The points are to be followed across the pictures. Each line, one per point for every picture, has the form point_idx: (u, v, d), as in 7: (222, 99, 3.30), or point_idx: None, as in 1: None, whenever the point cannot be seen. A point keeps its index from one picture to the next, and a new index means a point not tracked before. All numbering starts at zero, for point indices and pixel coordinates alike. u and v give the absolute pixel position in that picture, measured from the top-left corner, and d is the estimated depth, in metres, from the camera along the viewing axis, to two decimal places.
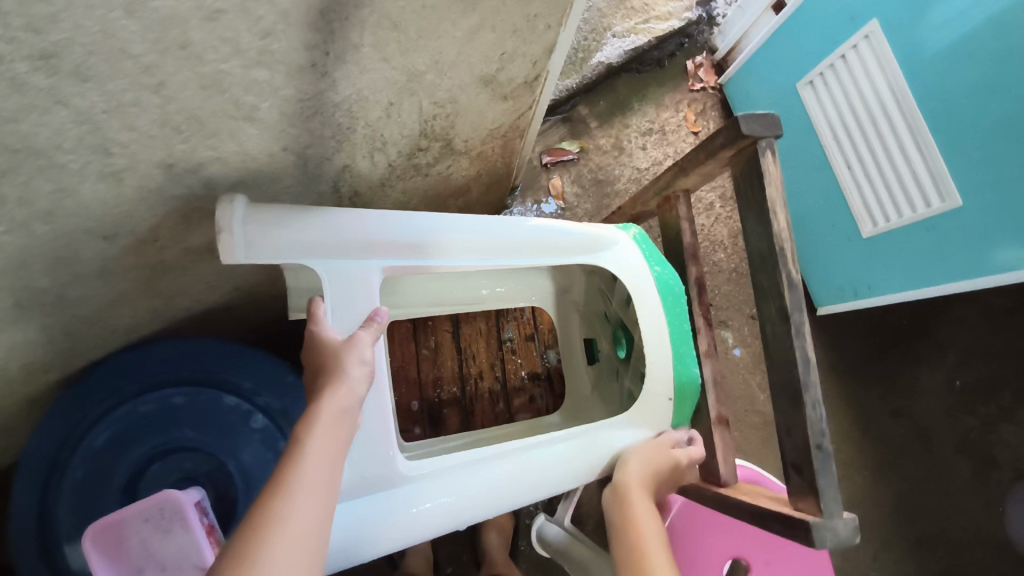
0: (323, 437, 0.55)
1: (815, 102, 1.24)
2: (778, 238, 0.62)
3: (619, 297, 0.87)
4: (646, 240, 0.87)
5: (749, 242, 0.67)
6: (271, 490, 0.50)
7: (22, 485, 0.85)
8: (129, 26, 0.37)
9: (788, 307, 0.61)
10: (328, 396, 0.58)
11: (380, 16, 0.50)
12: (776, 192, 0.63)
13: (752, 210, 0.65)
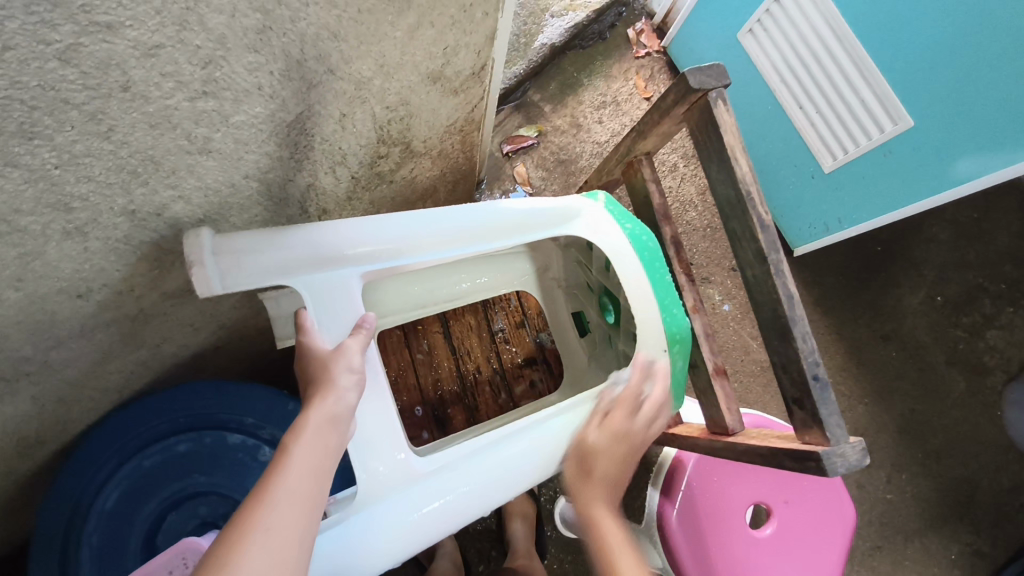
0: (309, 444, 0.55)
1: (757, 49, 1.26)
2: (743, 183, 0.63)
3: (599, 264, 0.88)
4: (614, 202, 0.88)
5: (716, 192, 0.68)
6: (255, 493, 0.50)
7: (37, 565, 0.82)
8: (70, 75, 0.36)
9: (764, 248, 0.62)
10: (316, 404, 0.58)
11: (318, 28, 0.49)
12: (735, 139, 0.64)
13: (715, 161, 0.66)
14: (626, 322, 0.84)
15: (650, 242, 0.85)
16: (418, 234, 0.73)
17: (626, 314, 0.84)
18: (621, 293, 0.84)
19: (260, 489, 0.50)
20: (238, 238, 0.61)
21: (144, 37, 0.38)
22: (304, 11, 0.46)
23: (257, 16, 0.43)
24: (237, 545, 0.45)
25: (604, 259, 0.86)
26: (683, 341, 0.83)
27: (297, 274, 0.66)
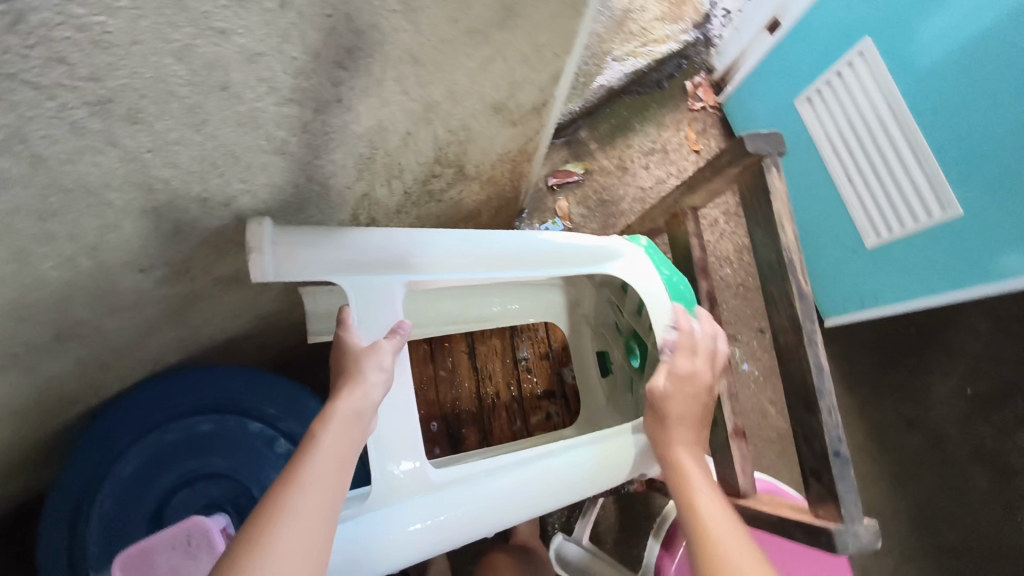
0: (335, 434, 0.58)
1: (813, 118, 1.28)
2: (787, 250, 0.64)
3: (632, 308, 0.88)
4: (656, 249, 0.89)
5: (757, 255, 0.69)
6: (281, 484, 0.54)
7: (53, 516, 0.86)
8: (179, 71, 0.40)
9: (799, 317, 0.63)
10: (343, 396, 0.61)
11: (401, 52, 0.52)
12: (783, 206, 0.65)
13: (760, 225, 0.67)
14: (651, 369, 0.85)
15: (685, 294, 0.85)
16: (464, 253, 0.75)
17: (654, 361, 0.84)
18: (651, 340, 0.84)
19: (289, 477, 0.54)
20: (298, 234, 0.64)
21: (251, 45, 0.41)
22: (393, 37, 0.49)
23: (351, 36, 0.46)
24: (263, 535, 0.49)
25: (638, 302, 0.86)
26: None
27: (344, 275, 0.68)
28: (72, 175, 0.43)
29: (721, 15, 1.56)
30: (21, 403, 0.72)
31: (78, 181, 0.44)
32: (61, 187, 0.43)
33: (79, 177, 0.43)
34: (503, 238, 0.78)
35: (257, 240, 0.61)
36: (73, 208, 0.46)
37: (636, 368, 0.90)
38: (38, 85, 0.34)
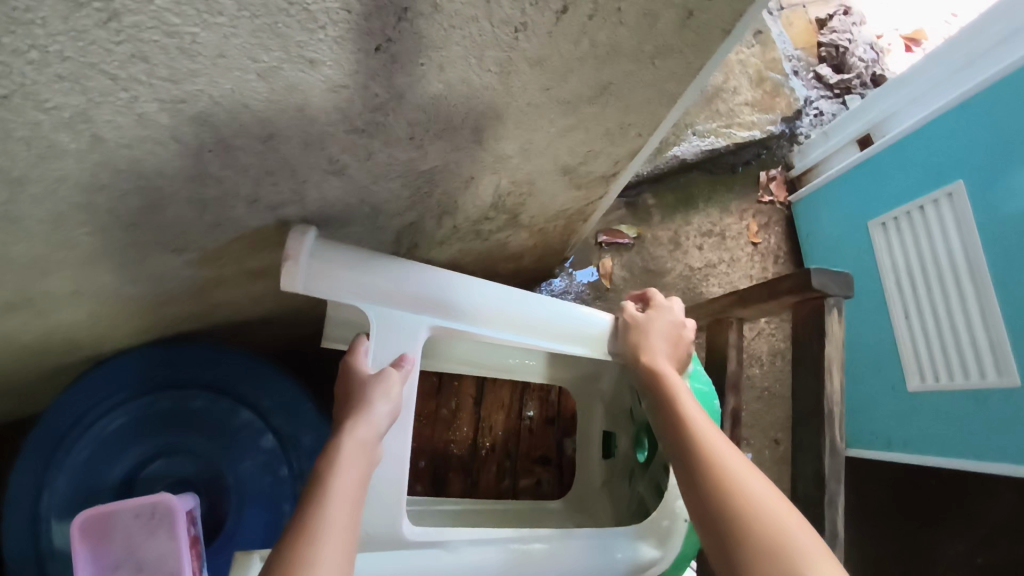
0: (346, 470, 0.55)
1: (884, 245, 1.23)
2: (828, 399, 0.60)
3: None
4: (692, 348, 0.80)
5: (795, 394, 0.65)
6: (294, 537, 0.50)
7: (28, 454, 0.84)
8: (259, 88, 0.38)
9: (824, 474, 0.59)
10: (348, 429, 0.57)
11: (484, 108, 0.51)
12: (835, 352, 0.61)
13: (804, 362, 0.63)
14: (655, 469, 0.78)
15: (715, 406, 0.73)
16: (500, 309, 0.71)
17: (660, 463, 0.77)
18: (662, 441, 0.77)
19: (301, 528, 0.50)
20: (340, 252, 0.62)
21: (336, 77, 0.40)
22: (481, 93, 0.48)
23: (439, 85, 0.45)
24: None
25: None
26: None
27: (372, 303, 0.65)
28: (128, 158, 0.42)
29: (810, 115, 1.56)
30: (28, 338, 0.72)
31: (133, 164, 0.43)
32: (114, 166, 0.42)
33: (134, 161, 0.42)
34: (543, 304, 0.75)
35: (296, 248, 0.59)
36: (120, 185, 0.45)
37: (640, 462, 0.83)
38: (113, 76, 0.33)
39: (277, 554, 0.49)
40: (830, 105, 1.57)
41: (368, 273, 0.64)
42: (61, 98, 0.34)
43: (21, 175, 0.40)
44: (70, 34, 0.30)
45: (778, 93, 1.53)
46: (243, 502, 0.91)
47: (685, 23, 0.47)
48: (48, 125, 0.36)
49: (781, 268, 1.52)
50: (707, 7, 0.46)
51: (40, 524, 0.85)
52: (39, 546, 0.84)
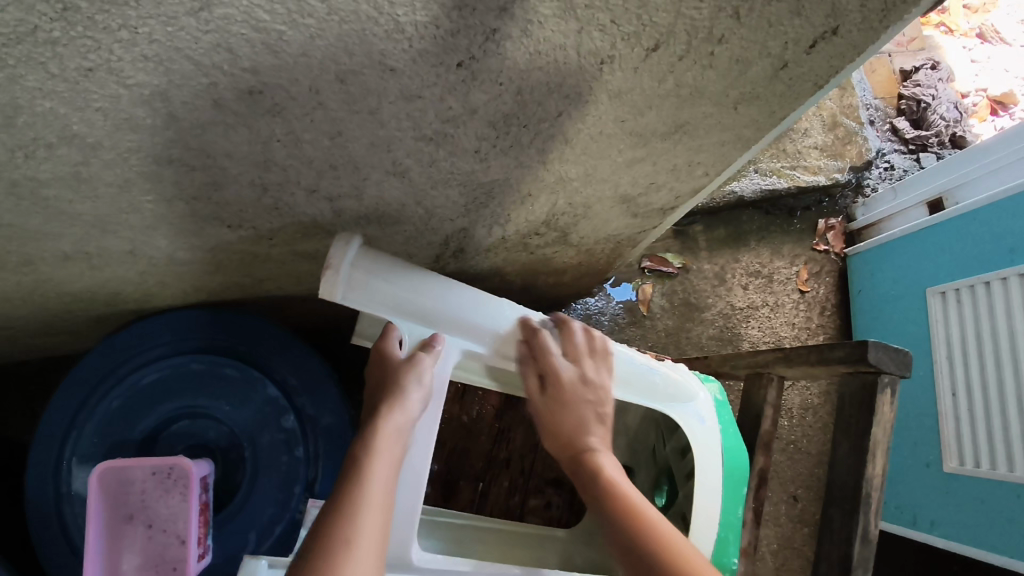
0: (382, 457, 0.56)
1: (940, 314, 1.18)
2: (868, 483, 0.57)
3: (677, 448, 0.78)
4: (725, 401, 0.74)
5: (831, 469, 0.62)
6: (335, 517, 0.52)
7: (60, 398, 0.87)
8: (335, 89, 0.38)
9: (853, 559, 0.56)
10: (384, 415, 0.59)
11: (555, 132, 0.50)
12: (882, 434, 0.57)
13: (847, 438, 0.60)
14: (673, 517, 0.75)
15: (745, 465, 0.69)
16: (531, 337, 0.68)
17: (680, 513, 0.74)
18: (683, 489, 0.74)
19: (342, 510, 0.52)
20: (381, 263, 0.61)
21: (414, 87, 0.39)
22: (553, 117, 0.47)
23: (513, 105, 0.44)
24: None
25: (683, 443, 0.76)
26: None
27: (405, 317, 0.63)
28: (199, 139, 0.42)
29: (881, 167, 1.51)
30: (78, 286, 0.74)
31: (203, 145, 0.43)
32: (185, 144, 0.43)
33: (206, 142, 0.43)
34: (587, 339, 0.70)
35: (338, 258, 0.59)
36: (187, 163, 0.46)
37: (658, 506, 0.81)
38: (195, 61, 0.33)
39: (314, 530, 0.52)
40: (903, 160, 1.51)
41: (404, 287, 0.62)
42: (143, 76, 0.34)
43: (95, 142, 0.41)
44: (160, 17, 0.30)
45: (850, 141, 1.49)
46: (257, 475, 0.92)
47: (778, 73, 0.45)
48: (127, 100, 0.36)
49: (826, 320, 1.47)
50: (804, 60, 0.43)
51: (64, 463, 0.88)
52: (57, 489, 0.87)
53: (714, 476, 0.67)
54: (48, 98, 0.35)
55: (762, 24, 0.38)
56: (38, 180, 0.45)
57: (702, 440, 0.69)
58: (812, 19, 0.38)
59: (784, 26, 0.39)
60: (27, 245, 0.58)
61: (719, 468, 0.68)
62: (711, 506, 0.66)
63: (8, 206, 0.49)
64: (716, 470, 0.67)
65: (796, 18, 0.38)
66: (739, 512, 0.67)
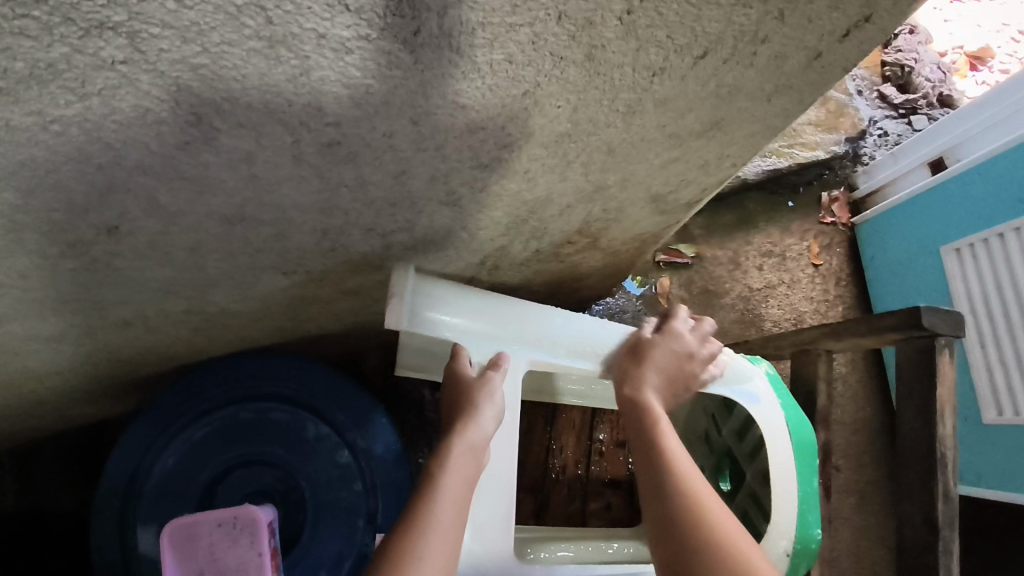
0: (453, 472, 0.57)
1: (957, 270, 1.20)
2: (941, 443, 0.59)
3: (734, 430, 0.79)
4: (778, 378, 0.75)
5: (899, 434, 0.63)
6: (406, 528, 0.52)
7: (116, 461, 0.88)
8: (407, 130, 0.40)
9: (938, 519, 0.57)
10: (456, 432, 0.59)
11: (601, 144, 0.52)
12: (947, 394, 0.59)
13: (911, 402, 0.62)
14: (742, 498, 0.77)
15: (809, 435, 0.71)
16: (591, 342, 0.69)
17: (749, 493, 0.75)
18: (749, 469, 0.76)
19: (414, 520, 0.52)
20: (438, 288, 0.64)
21: (480, 119, 0.41)
22: (601, 130, 0.49)
23: (566, 123, 0.46)
24: None
25: (742, 423, 0.77)
26: (807, 556, 0.68)
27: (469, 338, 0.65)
28: (273, 194, 0.44)
29: (874, 135, 1.54)
30: (131, 349, 0.75)
31: (275, 199, 0.45)
32: (260, 201, 0.44)
33: (278, 196, 0.45)
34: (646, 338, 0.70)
35: (398, 286, 0.62)
36: (257, 218, 0.47)
37: (723, 489, 0.82)
38: (285, 121, 0.35)
39: (388, 542, 0.51)
40: (895, 125, 1.54)
41: (462, 307, 0.65)
42: (235, 142, 0.36)
43: (176, 210, 0.42)
44: (261, 88, 0.31)
45: (842, 113, 1.52)
46: (319, 514, 0.93)
47: (812, 63, 0.47)
48: (215, 166, 0.38)
49: (843, 290, 1.49)
50: (837, 48, 0.45)
51: (127, 526, 0.88)
52: (123, 553, 0.88)
53: (784, 454, 0.68)
54: (143, 174, 0.37)
55: (803, 22, 0.40)
56: (117, 252, 0.46)
57: (766, 419, 0.70)
58: (849, 10, 0.40)
59: (822, 20, 0.40)
60: (92, 315, 0.59)
61: (788, 443, 0.69)
62: (788, 481, 0.67)
63: (84, 281, 0.50)
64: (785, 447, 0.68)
65: (834, 12, 0.40)
66: (814, 483, 0.69)
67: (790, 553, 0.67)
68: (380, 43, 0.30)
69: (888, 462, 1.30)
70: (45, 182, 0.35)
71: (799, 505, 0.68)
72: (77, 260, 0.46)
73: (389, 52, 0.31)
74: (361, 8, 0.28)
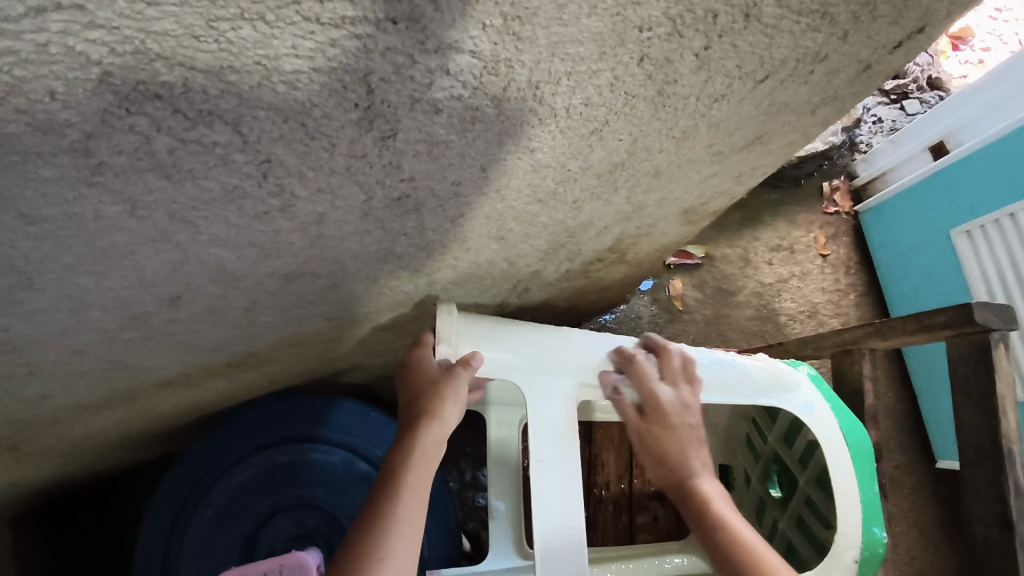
0: (415, 470, 0.54)
1: (970, 252, 1.21)
2: (1008, 438, 0.60)
3: (780, 437, 0.82)
4: (820, 379, 0.76)
5: (960, 431, 0.64)
6: (363, 531, 0.49)
7: (155, 513, 0.87)
8: (475, 177, 0.39)
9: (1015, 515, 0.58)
10: (422, 428, 0.57)
11: (650, 169, 0.52)
12: (1007, 389, 0.60)
13: (971, 399, 0.63)
14: (795, 505, 0.79)
15: (864, 437, 0.71)
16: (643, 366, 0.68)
17: (802, 498, 0.78)
18: (803, 476, 0.78)
19: (370, 523, 0.50)
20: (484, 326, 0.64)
21: (544, 159, 0.41)
22: (654, 156, 0.48)
23: (623, 153, 0.45)
24: None
25: (790, 429, 0.80)
26: (874, 561, 0.68)
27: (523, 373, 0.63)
28: (334, 249, 0.43)
29: (870, 122, 1.55)
30: (165, 405, 0.74)
31: (336, 254, 0.44)
32: (324, 256, 0.44)
33: (338, 250, 0.44)
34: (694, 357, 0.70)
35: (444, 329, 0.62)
36: (314, 273, 0.46)
37: (773, 496, 0.85)
38: (363, 182, 0.34)
39: (346, 551, 0.49)
40: (889, 110, 1.56)
41: (511, 342, 0.64)
42: (310, 207, 0.35)
43: (241, 274, 0.42)
44: (348, 154, 0.31)
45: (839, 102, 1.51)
46: None
47: (860, 74, 0.46)
48: (286, 231, 0.37)
49: (853, 278, 1.50)
50: (886, 59, 0.45)
51: None
52: None
53: (843, 459, 0.69)
54: (217, 246, 0.36)
55: (862, 38, 0.40)
56: (175, 319, 0.45)
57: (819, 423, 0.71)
58: (906, 25, 0.40)
59: (882, 34, 0.40)
60: (136, 378, 0.58)
61: (845, 449, 0.70)
62: (849, 485, 0.68)
63: (136, 348, 0.49)
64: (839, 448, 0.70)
65: (893, 27, 0.39)
66: (875, 486, 0.70)
67: (857, 559, 0.67)
68: (470, 101, 0.30)
69: (916, 445, 1.31)
70: (119, 263, 0.34)
71: (864, 509, 0.68)
72: (134, 330, 0.45)
73: (476, 108, 0.31)
74: (460, 71, 0.27)
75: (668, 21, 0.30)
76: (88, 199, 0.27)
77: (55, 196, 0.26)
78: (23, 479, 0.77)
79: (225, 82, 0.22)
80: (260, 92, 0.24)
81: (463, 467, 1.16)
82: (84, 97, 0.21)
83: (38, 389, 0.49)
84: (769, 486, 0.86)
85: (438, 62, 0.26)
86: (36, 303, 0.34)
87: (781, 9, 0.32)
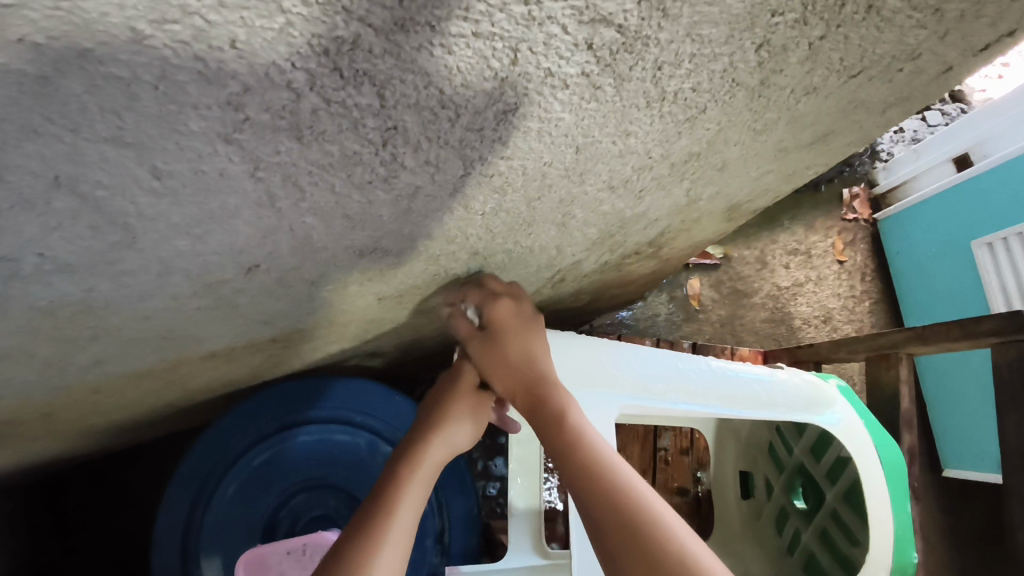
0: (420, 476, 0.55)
1: (989, 264, 1.21)
2: None
3: (807, 449, 0.86)
4: (850, 393, 0.79)
5: None
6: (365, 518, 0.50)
7: (173, 492, 0.84)
8: (567, 158, 0.39)
9: None
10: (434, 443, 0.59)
11: (717, 160, 0.51)
12: None
13: None
14: (821, 518, 0.83)
15: (898, 455, 0.74)
16: (681, 380, 0.69)
17: (829, 511, 0.82)
18: (831, 490, 0.82)
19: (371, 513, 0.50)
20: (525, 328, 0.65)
21: (635, 145, 0.40)
22: (729, 148, 0.48)
23: (703, 144, 0.45)
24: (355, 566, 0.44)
25: (818, 443, 0.84)
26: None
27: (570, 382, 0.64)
28: (414, 224, 0.42)
29: (891, 131, 1.56)
30: (198, 379, 0.73)
31: (413, 230, 0.44)
32: (401, 232, 0.43)
33: (416, 226, 0.43)
34: (723, 369, 0.72)
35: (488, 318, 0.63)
36: (384, 249, 0.46)
37: (797, 507, 0.88)
38: (467, 157, 0.34)
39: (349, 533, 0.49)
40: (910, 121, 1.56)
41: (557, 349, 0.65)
42: (411, 179, 0.35)
43: (321, 246, 0.41)
44: (468, 126, 0.30)
45: None
46: None
47: (941, 75, 0.46)
48: (380, 203, 0.37)
49: (867, 286, 1.52)
50: (970, 61, 0.44)
51: (188, 559, 0.85)
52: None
53: (878, 477, 0.71)
54: (312, 214, 0.35)
55: (958, 38, 0.39)
56: (243, 288, 0.45)
57: (852, 437, 0.74)
58: (1002, 26, 0.40)
59: (976, 36, 0.40)
60: (182, 350, 0.57)
61: (878, 468, 0.72)
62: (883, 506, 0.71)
63: (196, 317, 0.48)
64: (874, 466, 0.72)
65: (990, 28, 0.39)
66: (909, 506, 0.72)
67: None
68: (597, 79, 0.30)
69: (925, 451, 1.32)
70: (219, 227, 0.33)
71: (895, 530, 0.70)
72: (203, 299, 0.44)
73: (598, 87, 0.30)
74: (601, 46, 0.27)
75: (799, 8, 0.30)
76: (218, 157, 0.26)
77: (191, 152, 0.25)
78: (47, 448, 0.77)
79: (391, 42, 0.22)
80: (418, 54, 0.23)
81: (475, 456, 1.15)
82: (261, 46, 0.20)
83: (93, 355, 0.48)
84: (794, 498, 0.90)
85: (588, 35, 0.26)
86: (128, 263, 0.34)
87: (902, 3, 0.32)
